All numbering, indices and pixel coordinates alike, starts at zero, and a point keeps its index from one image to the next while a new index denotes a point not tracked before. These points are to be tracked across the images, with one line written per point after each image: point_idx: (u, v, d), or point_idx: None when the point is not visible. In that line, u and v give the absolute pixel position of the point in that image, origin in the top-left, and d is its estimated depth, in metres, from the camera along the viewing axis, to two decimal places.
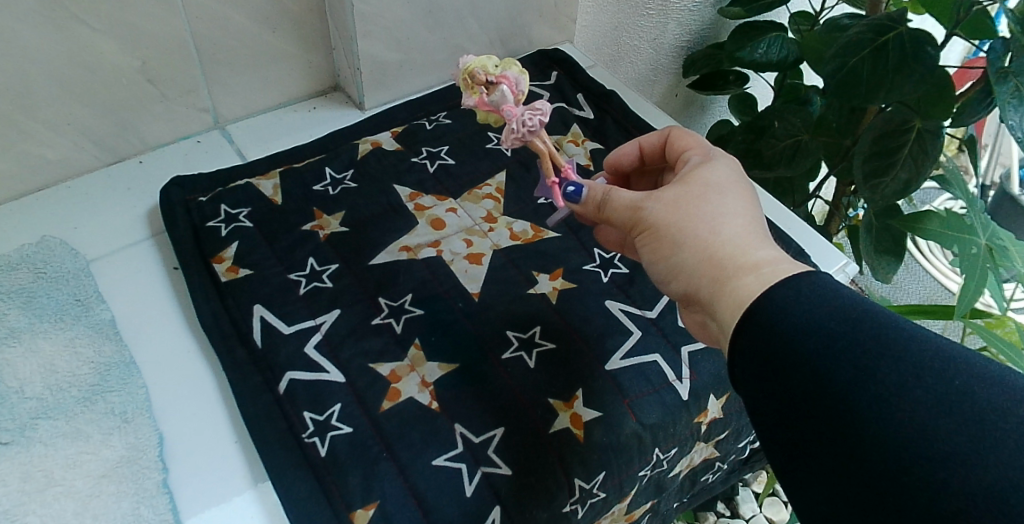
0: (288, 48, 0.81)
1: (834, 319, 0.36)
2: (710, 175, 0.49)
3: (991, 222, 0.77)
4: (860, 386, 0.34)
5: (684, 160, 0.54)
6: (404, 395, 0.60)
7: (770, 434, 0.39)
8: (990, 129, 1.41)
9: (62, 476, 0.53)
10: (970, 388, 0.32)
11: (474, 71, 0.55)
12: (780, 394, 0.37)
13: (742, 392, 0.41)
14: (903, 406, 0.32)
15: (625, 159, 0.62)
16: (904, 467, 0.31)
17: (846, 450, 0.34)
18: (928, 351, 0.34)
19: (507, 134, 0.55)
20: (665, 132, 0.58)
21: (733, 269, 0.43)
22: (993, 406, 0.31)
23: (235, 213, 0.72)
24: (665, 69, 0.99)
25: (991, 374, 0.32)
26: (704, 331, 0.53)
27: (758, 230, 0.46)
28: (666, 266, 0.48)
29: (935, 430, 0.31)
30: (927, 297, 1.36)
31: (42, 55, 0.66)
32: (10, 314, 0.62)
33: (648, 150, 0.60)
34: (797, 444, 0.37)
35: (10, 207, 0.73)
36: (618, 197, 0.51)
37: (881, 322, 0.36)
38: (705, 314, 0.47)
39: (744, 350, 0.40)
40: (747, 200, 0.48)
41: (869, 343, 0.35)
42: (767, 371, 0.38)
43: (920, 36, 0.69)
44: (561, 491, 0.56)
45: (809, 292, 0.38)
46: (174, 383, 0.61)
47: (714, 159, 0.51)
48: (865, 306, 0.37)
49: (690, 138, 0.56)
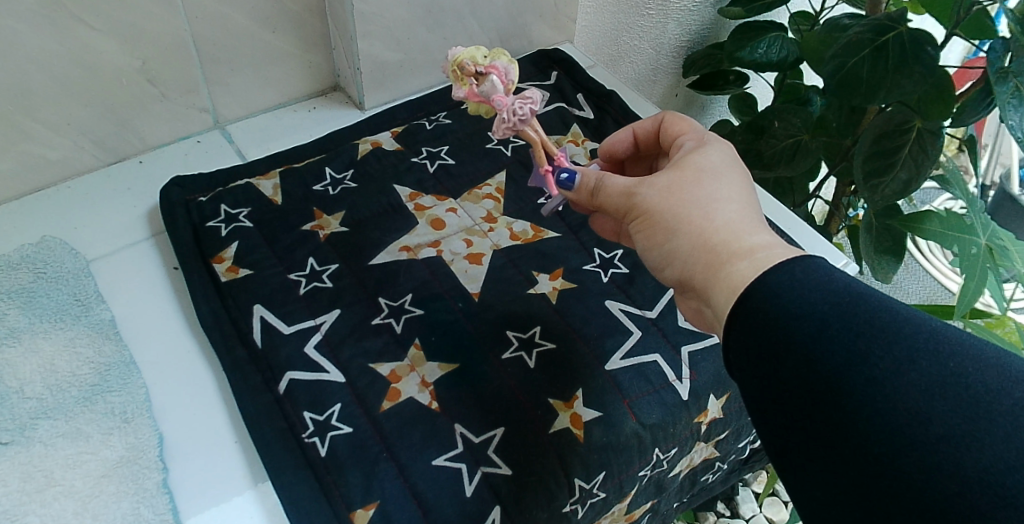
0: (288, 48, 0.81)
1: (827, 303, 0.36)
2: (704, 160, 0.49)
3: (991, 222, 0.77)
4: (853, 369, 0.34)
5: (677, 145, 0.54)
6: (404, 395, 0.59)
7: (764, 419, 0.39)
8: (990, 129, 1.41)
9: (62, 476, 0.53)
10: (963, 371, 0.32)
11: (463, 62, 0.55)
12: (772, 379, 0.37)
13: (734, 378, 0.41)
14: (896, 390, 0.32)
15: (619, 145, 0.62)
16: (899, 451, 0.31)
17: (839, 434, 0.34)
18: (921, 334, 0.34)
19: (497, 124, 0.55)
20: (659, 118, 0.58)
21: (727, 255, 0.43)
22: (987, 389, 0.31)
23: (235, 213, 0.72)
24: (665, 69, 0.99)
25: (984, 357, 0.32)
26: (698, 318, 0.52)
27: (752, 215, 0.46)
28: (661, 252, 0.48)
29: (929, 415, 0.31)
30: (927, 297, 1.36)
31: (41, 55, 0.65)
32: (10, 314, 0.62)
33: (642, 137, 0.60)
34: (790, 428, 0.37)
35: (9, 207, 0.73)
36: (612, 183, 0.51)
37: (876, 305, 0.35)
38: (700, 301, 0.47)
39: (738, 335, 0.40)
40: (742, 184, 0.48)
41: (863, 326, 0.35)
42: (761, 355, 0.38)
43: (920, 36, 0.69)
44: (562, 491, 0.56)
45: (801, 276, 0.38)
46: (174, 383, 0.61)
47: (708, 144, 0.52)
48: (859, 290, 0.37)
49: (684, 123, 0.56)
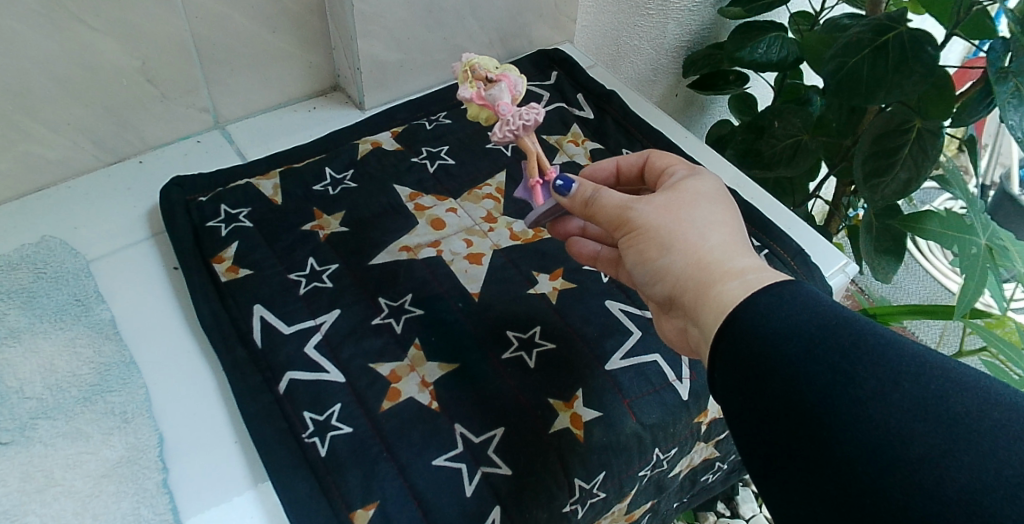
0: (288, 48, 0.81)
1: (813, 325, 0.36)
2: (699, 187, 0.50)
3: (991, 222, 0.77)
4: (838, 390, 0.34)
5: (668, 174, 0.54)
6: (404, 395, 0.60)
7: (747, 438, 0.39)
8: (990, 129, 1.41)
9: (63, 475, 0.53)
10: (945, 392, 0.32)
11: (476, 66, 0.56)
12: (757, 399, 0.37)
13: (719, 397, 0.41)
14: (879, 411, 0.32)
15: (600, 174, 0.61)
16: (880, 470, 0.31)
17: (822, 453, 0.34)
18: (905, 357, 0.34)
19: (499, 126, 0.54)
20: (645, 154, 0.58)
21: (719, 274, 0.43)
22: (968, 410, 0.31)
23: (235, 213, 0.72)
24: (665, 69, 0.99)
25: (965, 379, 0.32)
26: (681, 341, 0.53)
27: (744, 241, 0.46)
28: (651, 268, 0.47)
29: (911, 435, 0.31)
30: (927, 297, 1.36)
31: (42, 55, 0.65)
32: (10, 314, 0.62)
33: (625, 170, 0.60)
34: (774, 448, 0.37)
35: (10, 207, 0.73)
36: (608, 196, 0.50)
37: (861, 328, 0.36)
38: (687, 319, 0.47)
39: (724, 355, 0.40)
40: (734, 212, 0.48)
41: (848, 348, 0.35)
42: (746, 374, 0.38)
43: (920, 36, 0.69)
44: (562, 490, 0.56)
45: (789, 299, 0.38)
46: (173, 383, 0.61)
47: (699, 172, 0.52)
48: (845, 314, 0.37)
49: (671, 157, 0.56)
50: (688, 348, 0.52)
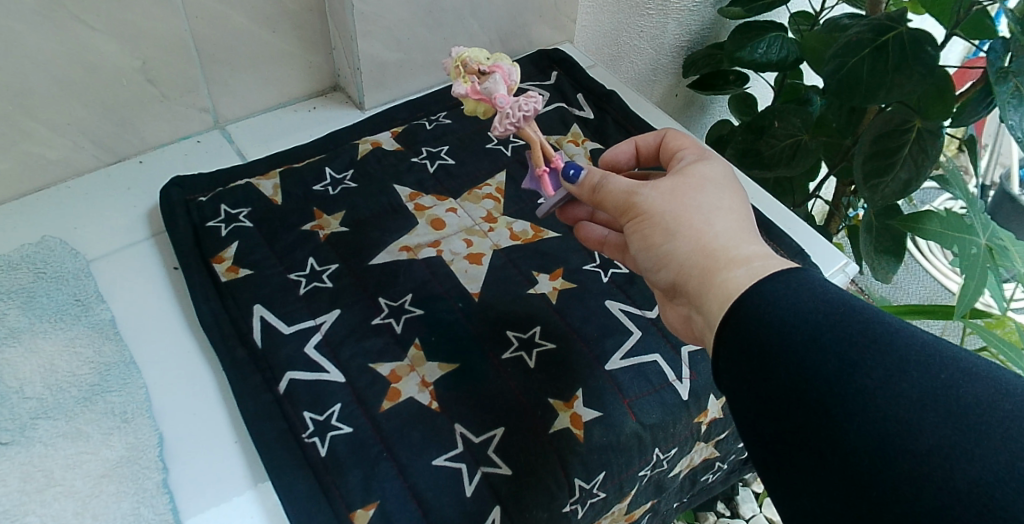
0: (288, 48, 0.81)
1: (820, 313, 0.36)
2: (708, 172, 0.49)
3: (991, 222, 0.77)
4: (844, 379, 0.34)
5: (677, 158, 0.54)
6: (404, 395, 0.60)
7: (752, 428, 0.39)
8: (990, 129, 1.41)
9: (63, 476, 0.53)
10: (954, 383, 0.32)
11: (467, 60, 0.56)
12: (763, 388, 0.37)
13: (723, 386, 0.41)
14: (886, 401, 0.32)
15: (621, 156, 0.62)
16: (887, 460, 0.31)
17: (828, 442, 0.34)
18: (913, 346, 0.34)
19: (500, 120, 0.55)
20: (661, 133, 0.58)
21: (724, 262, 0.43)
22: (978, 400, 0.31)
23: (235, 213, 0.72)
24: (665, 69, 1.00)
25: (975, 370, 0.32)
26: (685, 329, 0.53)
27: (748, 227, 0.46)
28: (656, 254, 0.47)
29: (920, 426, 0.31)
30: (927, 297, 1.36)
31: (40, 55, 0.65)
32: (10, 313, 0.62)
33: (644, 150, 0.60)
34: (779, 438, 0.37)
35: (9, 207, 0.73)
36: (615, 183, 0.50)
37: (869, 317, 0.36)
38: (690, 307, 0.47)
39: (728, 341, 0.40)
40: (739, 197, 0.48)
41: (856, 337, 0.35)
42: (752, 364, 0.38)
43: (920, 37, 0.69)
44: (562, 490, 0.56)
45: (797, 287, 0.38)
46: (173, 383, 0.61)
47: (708, 157, 0.52)
48: (853, 303, 0.37)
49: (685, 138, 0.56)
50: (693, 335, 0.52)
